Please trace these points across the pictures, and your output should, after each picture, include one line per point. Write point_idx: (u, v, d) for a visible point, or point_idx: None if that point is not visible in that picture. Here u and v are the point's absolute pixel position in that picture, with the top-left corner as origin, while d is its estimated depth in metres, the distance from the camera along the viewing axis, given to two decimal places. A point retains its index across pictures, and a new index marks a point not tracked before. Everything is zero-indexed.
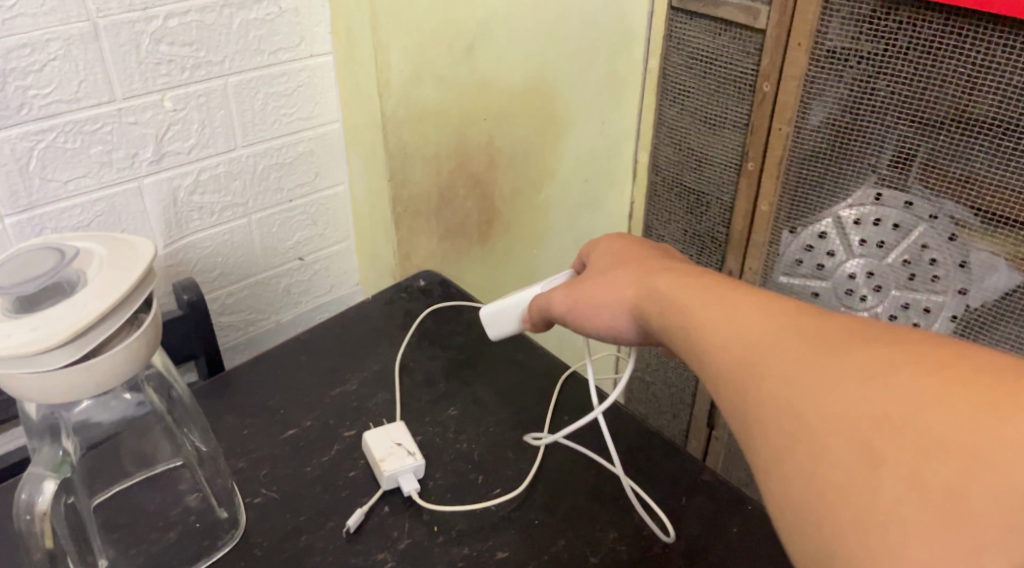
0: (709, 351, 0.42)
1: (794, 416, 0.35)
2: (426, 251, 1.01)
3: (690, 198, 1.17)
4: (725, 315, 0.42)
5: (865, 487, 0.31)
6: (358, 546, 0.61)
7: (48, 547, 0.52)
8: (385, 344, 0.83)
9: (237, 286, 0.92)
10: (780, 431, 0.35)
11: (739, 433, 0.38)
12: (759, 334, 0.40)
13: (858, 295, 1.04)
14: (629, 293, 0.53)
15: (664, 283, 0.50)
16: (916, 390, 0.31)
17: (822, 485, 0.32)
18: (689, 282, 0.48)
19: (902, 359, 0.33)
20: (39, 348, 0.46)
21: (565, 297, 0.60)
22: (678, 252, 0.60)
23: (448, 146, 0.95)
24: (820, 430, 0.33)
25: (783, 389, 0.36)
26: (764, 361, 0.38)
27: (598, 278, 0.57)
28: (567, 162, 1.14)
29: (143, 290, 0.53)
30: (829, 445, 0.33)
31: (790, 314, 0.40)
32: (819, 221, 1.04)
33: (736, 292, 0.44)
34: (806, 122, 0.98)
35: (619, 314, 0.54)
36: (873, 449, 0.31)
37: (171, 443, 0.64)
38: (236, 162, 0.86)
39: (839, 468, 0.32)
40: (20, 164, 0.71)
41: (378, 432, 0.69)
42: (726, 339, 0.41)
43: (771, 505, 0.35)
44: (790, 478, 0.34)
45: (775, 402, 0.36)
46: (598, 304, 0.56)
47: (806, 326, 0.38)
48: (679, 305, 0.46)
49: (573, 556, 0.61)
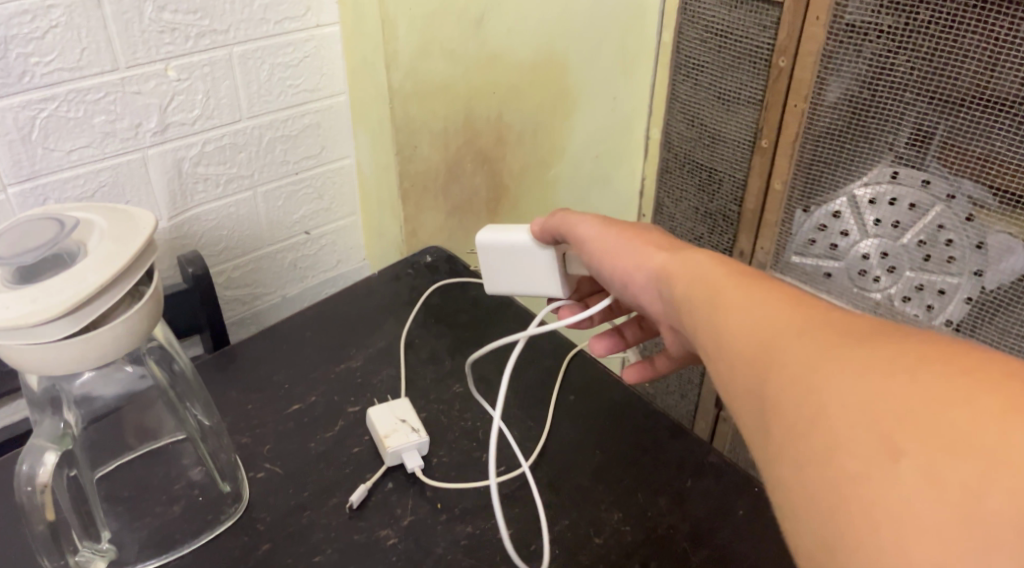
0: (732, 332, 0.41)
1: (809, 402, 0.33)
2: (434, 228, 0.99)
3: (703, 176, 1.15)
4: (753, 300, 0.41)
5: (880, 478, 0.30)
6: (361, 523, 0.61)
7: (49, 519, 0.51)
8: (391, 321, 0.83)
9: (242, 260, 0.92)
10: (795, 416, 0.34)
11: (752, 420, 0.37)
12: (782, 321, 0.38)
13: (871, 276, 1.03)
14: (658, 259, 0.52)
15: (695, 259, 0.49)
16: (943, 389, 0.30)
17: (834, 475, 0.31)
18: (718, 262, 0.47)
19: (931, 358, 0.32)
20: (38, 319, 0.45)
21: (595, 229, 0.58)
22: None
23: (457, 122, 0.94)
24: (836, 419, 0.32)
25: (801, 375, 0.35)
26: (785, 346, 0.37)
27: (640, 234, 0.56)
28: (578, 138, 1.12)
29: (145, 262, 0.52)
30: (845, 433, 0.31)
31: (816, 308, 0.39)
32: (833, 199, 1.02)
33: (763, 281, 0.43)
34: (823, 98, 0.96)
35: (643, 280, 0.53)
36: (891, 440, 0.30)
37: (173, 417, 0.63)
38: (241, 134, 0.85)
39: (855, 456, 0.31)
40: (22, 132, 0.70)
41: (382, 409, 0.68)
42: (751, 323, 0.40)
43: (778, 492, 0.34)
44: (801, 465, 0.33)
45: (793, 387, 0.35)
46: (625, 262, 0.55)
47: (833, 320, 0.37)
48: (708, 283, 0.45)
49: (576, 536, 0.61)
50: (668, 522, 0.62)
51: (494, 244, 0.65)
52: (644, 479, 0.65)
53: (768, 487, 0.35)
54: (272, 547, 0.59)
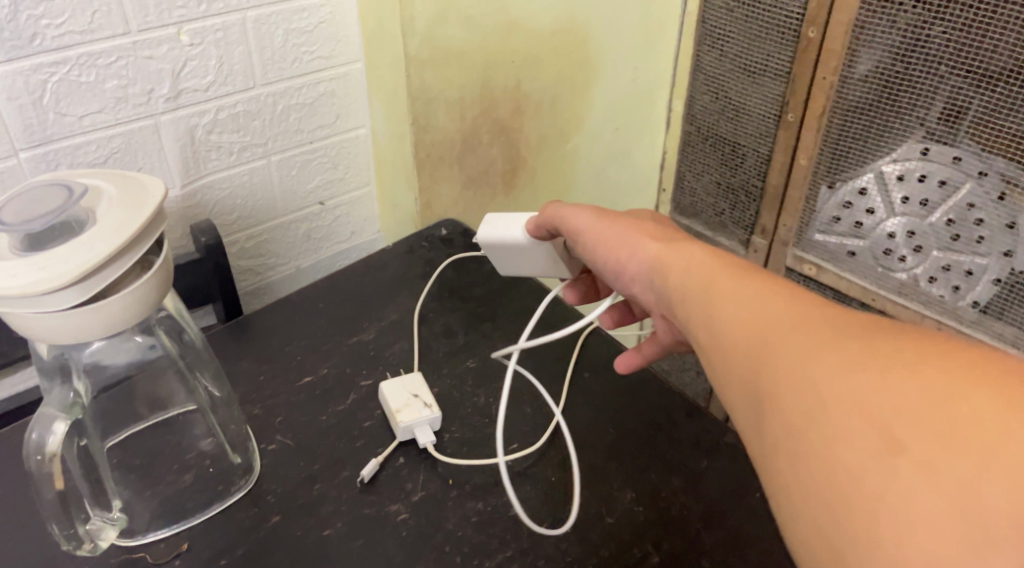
0: (732, 321, 0.39)
1: (805, 393, 0.33)
2: (449, 200, 0.98)
3: (725, 150, 1.13)
4: (747, 295, 0.40)
5: (877, 471, 0.29)
6: (371, 497, 0.60)
7: (58, 488, 0.51)
8: (405, 294, 0.82)
9: (256, 230, 0.91)
10: (790, 407, 0.34)
11: (746, 409, 0.37)
12: (779, 313, 0.38)
13: (896, 255, 1.00)
14: (651, 249, 0.50)
15: (692, 251, 0.47)
16: (946, 386, 0.30)
17: (830, 467, 0.31)
18: (711, 255, 0.46)
19: (931, 356, 0.32)
20: (46, 289, 0.45)
21: (590, 219, 0.56)
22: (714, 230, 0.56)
23: (474, 89, 0.91)
24: (835, 409, 0.32)
25: (796, 368, 0.34)
26: (781, 338, 0.36)
27: (640, 223, 0.54)
28: (598, 109, 1.09)
29: (154, 231, 0.51)
30: (841, 425, 0.31)
31: (810, 303, 0.38)
32: (859, 176, 0.99)
33: (757, 275, 0.42)
34: (853, 70, 0.93)
35: (634, 269, 0.51)
36: (890, 435, 0.30)
37: (184, 386, 0.64)
38: (255, 101, 0.83)
39: (851, 448, 0.30)
40: (33, 97, 0.68)
41: (394, 383, 0.67)
42: (752, 312, 0.39)
43: (773, 480, 0.34)
44: (797, 455, 0.32)
45: (788, 378, 0.34)
46: (620, 251, 0.53)
47: (828, 317, 0.36)
48: (702, 272, 0.44)
49: (588, 514, 0.60)
50: (681, 502, 0.61)
51: (492, 242, 0.65)
52: (658, 459, 0.64)
53: (761, 476, 0.35)
54: (282, 519, 0.58)
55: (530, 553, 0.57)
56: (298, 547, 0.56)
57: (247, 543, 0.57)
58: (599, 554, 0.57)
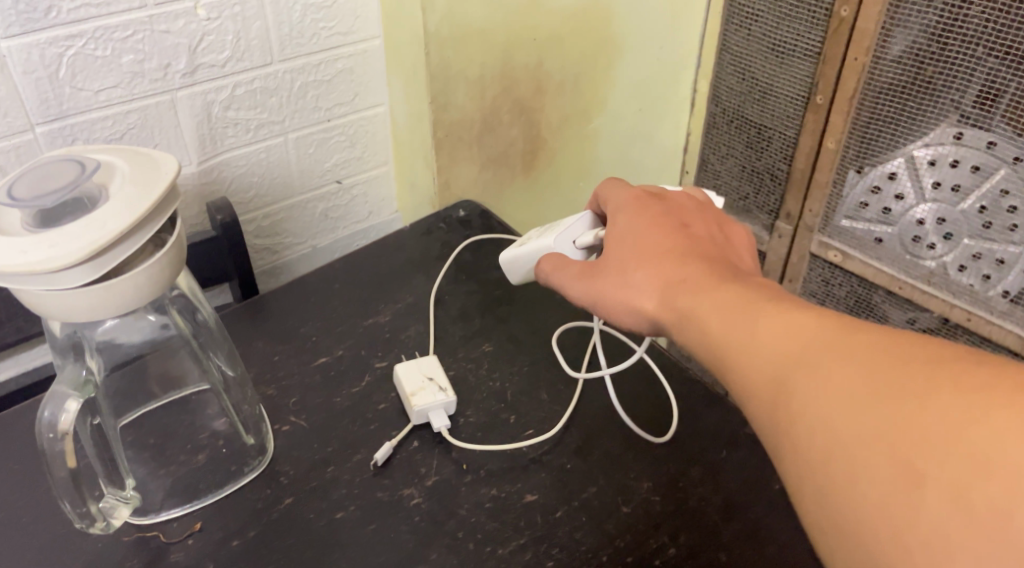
0: (747, 360, 0.40)
1: (829, 433, 0.35)
2: (467, 181, 0.96)
3: (751, 132, 1.12)
4: (754, 330, 0.41)
5: (905, 508, 0.31)
6: (384, 480, 0.60)
7: (70, 466, 0.50)
8: (421, 275, 0.81)
9: (273, 208, 0.90)
10: (812, 449, 0.35)
11: (773, 443, 0.38)
12: (791, 345, 0.39)
13: (925, 243, 1.03)
14: (643, 288, 0.49)
15: (688, 294, 0.46)
16: (959, 412, 0.31)
17: (860, 508, 0.33)
18: (708, 292, 0.45)
19: (941, 378, 0.33)
20: (56, 266, 0.44)
21: (583, 289, 0.54)
22: (697, 226, 0.53)
23: (494, 68, 0.89)
24: (855, 448, 0.34)
25: (815, 407, 0.36)
26: (794, 376, 0.37)
27: (625, 262, 0.51)
28: (622, 90, 1.07)
29: (168, 208, 0.50)
30: (865, 464, 0.33)
31: (818, 323, 0.39)
32: (888, 161, 1.00)
33: (760, 303, 0.42)
34: (886, 51, 0.92)
35: (629, 313, 0.50)
36: (913, 470, 0.31)
37: (198, 366, 0.64)
38: (272, 78, 0.82)
39: (877, 488, 0.32)
40: (49, 70, 0.68)
41: (410, 366, 0.67)
42: (765, 347, 0.40)
43: (812, 519, 0.35)
44: (826, 496, 0.34)
45: (806, 420, 0.36)
46: (612, 297, 0.51)
47: (835, 341, 0.37)
48: (701, 317, 0.44)
49: (604, 503, 0.59)
50: (700, 493, 0.60)
51: (518, 272, 0.66)
52: (676, 449, 0.63)
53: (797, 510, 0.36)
54: (294, 502, 0.58)
55: (544, 542, 0.56)
56: (310, 530, 0.56)
57: (259, 524, 0.56)
58: (615, 545, 0.56)
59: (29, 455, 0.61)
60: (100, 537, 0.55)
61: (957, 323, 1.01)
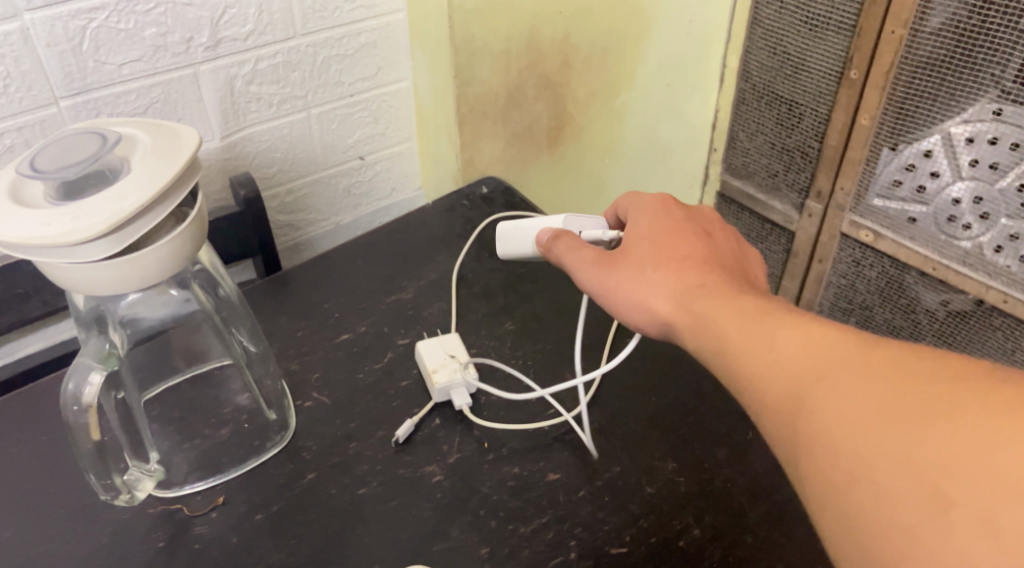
0: (768, 370, 0.40)
1: (851, 452, 0.34)
2: (492, 157, 0.95)
3: (781, 108, 1.11)
4: (773, 341, 0.40)
5: (931, 533, 0.31)
6: (406, 457, 0.59)
7: (94, 438, 0.50)
8: (444, 253, 0.80)
9: (296, 184, 0.90)
10: (834, 468, 0.35)
11: (787, 451, 0.37)
12: (811, 358, 0.38)
13: (960, 223, 1.00)
14: (663, 294, 0.48)
15: (706, 302, 0.45)
16: (986, 432, 0.31)
17: (888, 532, 0.32)
18: (727, 301, 0.45)
19: (966, 398, 0.32)
20: (77, 240, 0.43)
21: (597, 281, 0.52)
22: (715, 235, 0.53)
23: (519, 42, 0.87)
24: (880, 468, 0.33)
25: (840, 424, 0.35)
26: (816, 390, 0.37)
27: (640, 264, 0.50)
28: (650, 64, 1.04)
29: (189, 181, 0.49)
30: (892, 487, 0.33)
31: (838, 337, 0.38)
32: (925, 137, 0.98)
33: (781, 314, 0.42)
34: (925, 24, 0.90)
35: (644, 315, 0.49)
36: (941, 494, 0.31)
37: (222, 342, 0.63)
38: (295, 52, 0.81)
39: (903, 512, 0.32)
40: (73, 43, 0.68)
41: (432, 343, 0.66)
42: (785, 360, 0.39)
43: (832, 540, 0.35)
44: (850, 518, 0.34)
45: (827, 438, 0.35)
46: (626, 294, 0.50)
47: (857, 356, 0.37)
48: (721, 326, 0.43)
49: (627, 484, 0.58)
50: (726, 475, 0.59)
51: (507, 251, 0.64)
52: (702, 429, 0.62)
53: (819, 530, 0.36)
54: (317, 477, 0.58)
55: (567, 521, 0.55)
56: (332, 506, 0.56)
57: (281, 499, 0.56)
58: (638, 525, 0.55)
59: (56, 427, 0.61)
60: (126, 509, 0.56)
61: (992, 305, 0.98)
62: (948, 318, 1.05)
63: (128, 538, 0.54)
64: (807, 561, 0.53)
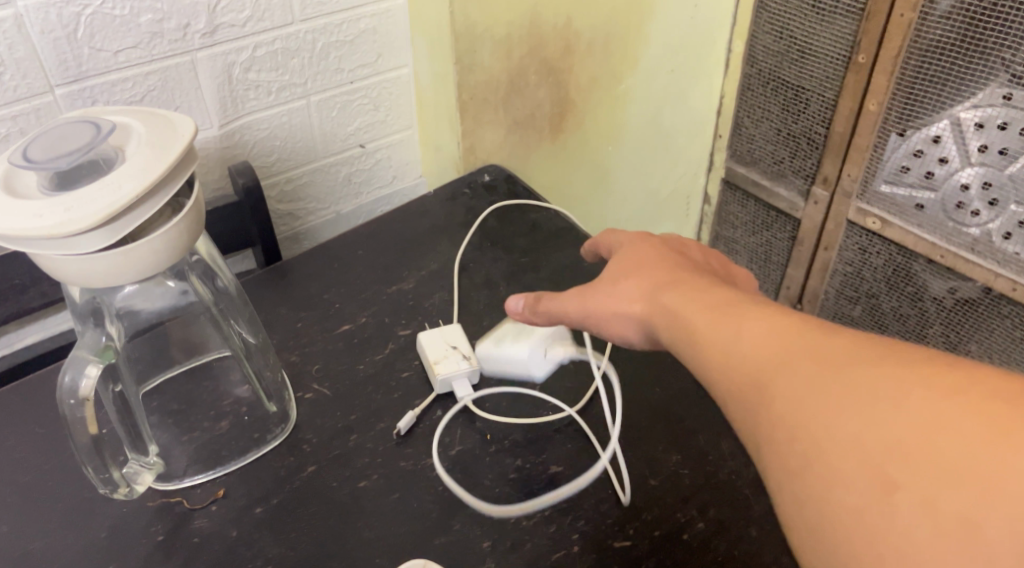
0: (730, 357, 0.39)
1: (805, 436, 0.33)
2: (493, 145, 0.94)
3: (788, 94, 1.10)
4: (735, 329, 0.40)
5: (876, 515, 0.30)
6: (407, 450, 0.59)
7: (92, 432, 0.50)
8: (445, 243, 0.79)
9: (296, 173, 0.89)
10: (788, 454, 0.34)
11: (750, 438, 0.37)
12: (770, 345, 0.37)
13: (969, 210, 0.98)
14: (637, 297, 0.48)
15: (679, 295, 0.45)
16: (931, 414, 0.30)
17: (834, 514, 0.31)
18: (698, 293, 0.44)
19: (913, 380, 0.32)
20: (70, 231, 0.43)
21: (580, 304, 0.52)
22: (696, 252, 0.53)
23: (521, 27, 0.86)
24: (831, 450, 0.32)
25: (795, 410, 0.34)
26: (775, 378, 0.36)
27: (620, 276, 0.51)
28: (653, 49, 1.03)
29: (185, 170, 0.49)
30: (839, 470, 0.32)
31: (797, 325, 0.38)
32: (934, 123, 0.97)
33: (746, 305, 0.41)
34: (935, 7, 0.88)
35: (623, 321, 0.49)
36: (886, 476, 0.30)
37: (220, 334, 0.63)
38: (294, 38, 0.80)
39: (850, 494, 0.31)
40: (67, 30, 0.66)
41: (433, 335, 0.65)
42: (746, 347, 0.38)
43: (786, 524, 0.34)
44: (801, 500, 0.33)
45: (785, 424, 0.35)
46: (606, 305, 0.50)
47: (814, 342, 0.36)
48: (690, 317, 0.43)
49: (631, 476, 0.57)
50: (730, 467, 0.58)
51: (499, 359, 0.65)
52: (705, 421, 0.61)
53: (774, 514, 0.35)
54: (317, 470, 0.57)
55: (569, 514, 0.55)
56: (332, 499, 0.56)
57: (282, 493, 0.56)
58: (640, 517, 0.55)
59: (53, 420, 0.61)
60: (125, 502, 0.55)
61: (1001, 293, 0.97)
62: (956, 306, 1.04)
63: (127, 531, 0.54)
64: None
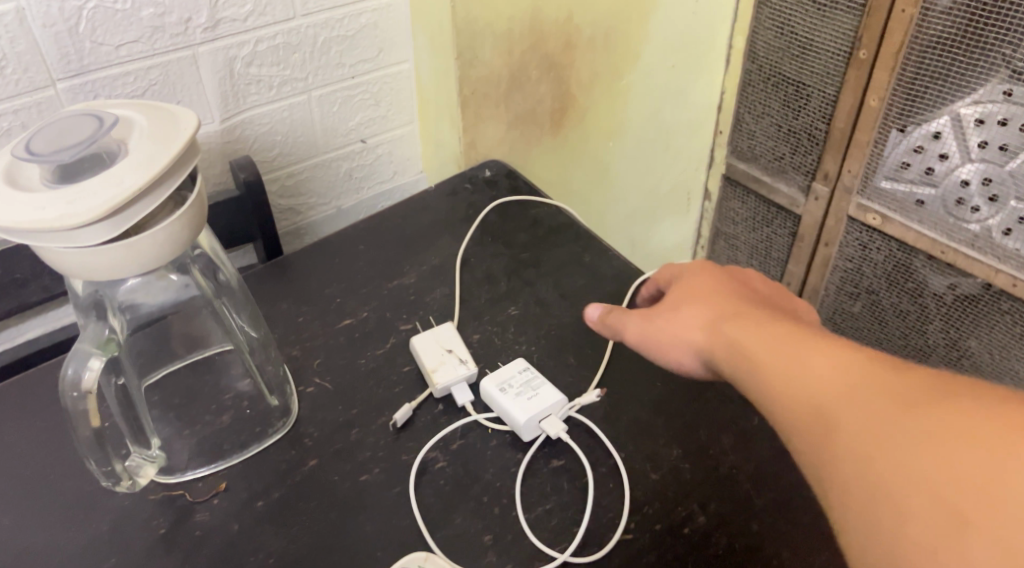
0: (796, 394, 0.41)
1: (874, 471, 0.35)
2: (494, 140, 0.94)
3: (789, 89, 1.10)
4: (799, 365, 0.42)
5: (949, 550, 0.31)
6: (408, 443, 0.59)
7: (94, 425, 0.50)
8: (445, 238, 0.79)
9: (298, 168, 0.89)
10: (857, 489, 0.36)
11: (815, 472, 0.38)
12: (837, 383, 0.39)
13: (969, 206, 0.98)
14: (698, 327, 0.50)
15: (737, 327, 0.47)
16: (1000, 453, 0.32)
17: (905, 548, 0.33)
18: (756, 326, 0.46)
19: (980, 419, 0.33)
20: (73, 223, 0.43)
21: (642, 325, 0.54)
22: (760, 284, 0.54)
23: (522, 22, 0.86)
24: (900, 486, 0.34)
25: (864, 447, 0.36)
26: (843, 416, 0.38)
27: (680, 304, 0.52)
28: (654, 45, 1.02)
29: (188, 163, 0.49)
30: (911, 506, 0.33)
31: (863, 362, 0.39)
32: (934, 119, 0.96)
33: (808, 339, 0.43)
34: (936, 3, 0.89)
35: (683, 351, 0.51)
36: (958, 512, 0.32)
37: (221, 327, 0.63)
38: (295, 33, 0.80)
39: (921, 530, 0.33)
40: (68, 24, 0.66)
41: (426, 339, 0.65)
42: (812, 384, 0.40)
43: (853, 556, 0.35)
44: (869, 534, 0.34)
45: (853, 459, 0.36)
46: (667, 333, 0.52)
47: (883, 380, 0.38)
48: (753, 352, 0.45)
49: (632, 470, 0.57)
50: (731, 462, 0.58)
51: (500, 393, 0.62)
52: (706, 416, 0.61)
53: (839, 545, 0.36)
54: (318, 464, 0.57)
55: (571, 508, 0.55)
56: (333, 493, 0.56)
57: (282, 486, 0.56)
58: (641, 511, 0.55)
59: (55, 414, 0.61)
60: (127, 495, 0.56)
61: (1001, 289, 0.97)
62: (956, 303, 1.04)
63: (129, 524, 0.54)
64: (813, 549, 0.53)
